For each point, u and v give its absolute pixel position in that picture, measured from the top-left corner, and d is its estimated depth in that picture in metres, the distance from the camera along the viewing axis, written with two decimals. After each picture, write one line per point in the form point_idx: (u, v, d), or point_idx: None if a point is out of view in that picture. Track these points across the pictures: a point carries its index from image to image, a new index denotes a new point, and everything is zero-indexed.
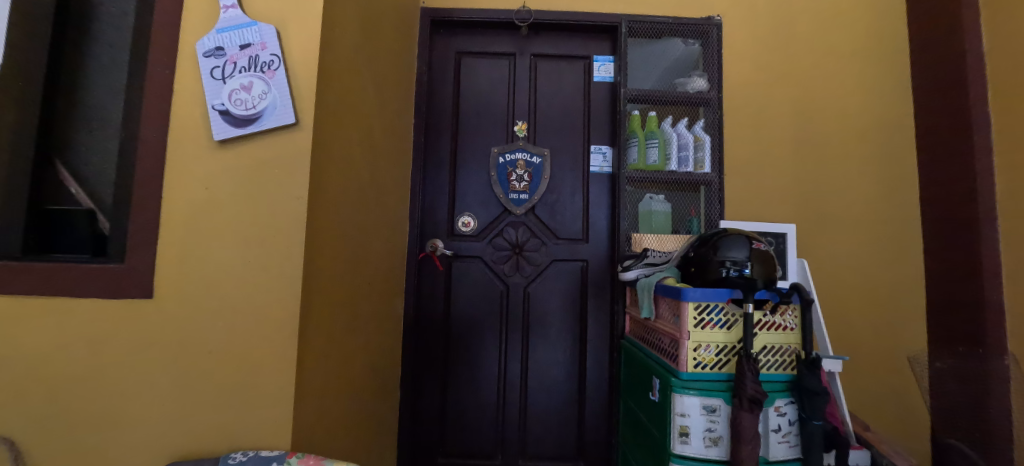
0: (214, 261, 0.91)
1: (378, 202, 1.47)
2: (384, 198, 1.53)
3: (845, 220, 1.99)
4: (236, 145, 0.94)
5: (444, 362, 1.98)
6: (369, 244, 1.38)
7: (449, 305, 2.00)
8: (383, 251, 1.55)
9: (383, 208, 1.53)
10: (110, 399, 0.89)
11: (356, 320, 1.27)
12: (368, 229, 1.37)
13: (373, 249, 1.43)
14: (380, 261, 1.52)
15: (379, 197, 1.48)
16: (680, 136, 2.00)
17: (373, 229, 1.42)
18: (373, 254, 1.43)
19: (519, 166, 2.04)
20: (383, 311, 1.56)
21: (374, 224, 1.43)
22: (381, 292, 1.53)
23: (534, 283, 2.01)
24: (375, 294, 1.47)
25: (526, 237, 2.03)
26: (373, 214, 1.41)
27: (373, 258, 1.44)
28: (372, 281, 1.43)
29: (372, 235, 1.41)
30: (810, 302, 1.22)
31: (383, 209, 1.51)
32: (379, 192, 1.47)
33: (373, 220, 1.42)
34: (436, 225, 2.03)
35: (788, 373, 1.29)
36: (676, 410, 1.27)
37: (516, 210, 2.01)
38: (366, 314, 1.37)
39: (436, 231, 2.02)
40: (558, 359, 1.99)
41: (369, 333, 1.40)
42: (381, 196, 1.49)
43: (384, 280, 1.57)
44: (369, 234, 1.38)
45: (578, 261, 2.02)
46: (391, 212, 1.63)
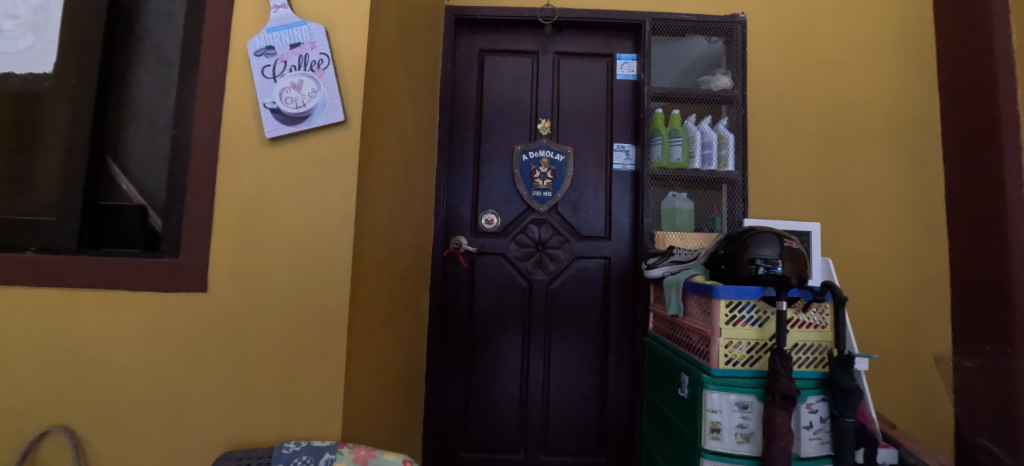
0: (264, 256, 0.94)
1: (410, 200, 1.48)
2: (415, 195, 1.55)
3: (869, 219, 1.98)
4: (286, 143, 0.95)
5: (468, 358, 2.00)
6: (402, 240, 1.40)
7: (472, 302, 2.02)
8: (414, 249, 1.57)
9: (414, 205, 1.55)
10: (165, 390, 0.92)
11: (392, 315, 1.29)
12: (402, 226, 1.39)
13: (405, 246, 1.45)
14: (412, 257, 1.54)
15: (411, 195, 1.50)
16: (703, 134, 2.01)
17: (406, 226, 1.44)
18: (406, 251, 1.45)
19: (542, 164, 2.05)
20: (414, 307, 1.59)
21: (406, 220, 1.45)
22: (412, 286, 1.56)
23: (557, 280, 2.03)
24: (408, 289, 1.49)
25: (549, 234, 2.04)
26: (406, 211, 1.43)
27: (406, 255, 1.46)
28: (405, 277, 1.46)
29: (405, 233, 1.43)
30: (843, 300, 1.23)
31: (414, 208, 1.54)
32: (411, 190, 1.49)
33: (406, 217, 1.44)
34: (460, 222, 2.04)
35: (820, 370, 1.30)
36: (707, 406, 1.28)
37: (540, 208, 2.02)
38: (400, 309, 1.40)
39: (460, 228, 2.04)
40: (581, 356, 2.00)
41: (402, 328, 1.43)
42: (412, 194, 1.51)
43: (415, 276, 1.59)
44: (402, 230, 1.39)
45: (601, 259, 2.03)
46: (421, 209, 1.65)
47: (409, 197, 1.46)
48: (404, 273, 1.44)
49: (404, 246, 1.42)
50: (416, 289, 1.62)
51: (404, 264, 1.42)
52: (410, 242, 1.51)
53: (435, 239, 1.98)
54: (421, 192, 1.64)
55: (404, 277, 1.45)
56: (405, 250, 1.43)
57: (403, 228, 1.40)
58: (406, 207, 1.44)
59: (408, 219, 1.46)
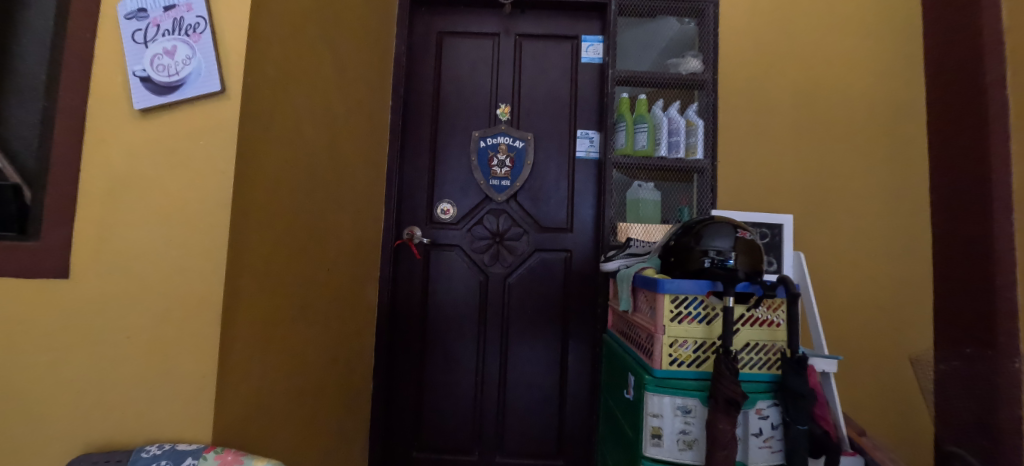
0: (132, 240, 0.85)
1: (341, 186, 1.39)
2: (349, 181, 1.45)
3: (846, 212, 1.87)
4: (157, 115, 0.86)
5: (420, 354, 1.91)
6: (328, 228, 1.31)
7: (426, 295, 1.93)
8: (349, 239, 1.48)
9: (348, 192, 1.45)
10: (20, 386, 0.84)
11: (309, 308, 1.20)
12: (327, 212, 1.30)
13: (333, 234, 1.36)
14: (346, 247, 1.45)
15: (342, 181, 1.40)
16: (671, 121, 1.90)
17: (333, 213, 1.35)
18: (334, 240, 1.36)
19: (501, 151, 1.95)
20: (350, 300, 1.50)
21: (334, 207, 1.35)
22: (346, 278, 1.47)
23: (514, 273, 1.93)
24: (338, 280, 1.40)
25: (507, 225, 1.94)
26: (334, 198, 1.34)
27: (335, 244, 1.37)
28: (334, 268, 1.37)
29: (332, 220, 1.34)
30: (796, 296, 1.11)
31: (347, 194, 1.44)
32: (342, 175, 1.40)
33: (333, 203, 1.35)
34: (415, 213, 1.95)
35: (772, 373, 1.19)
36: (648, 410, 1.18)
37: (497, 198, 1.93)
38: (325, 302, 1.31)
39: (414, 218, 1.95)
40: (539, 354, 1.91)
41: (328, 322, 1.34)
42: (345, 180, 1.42)
43: (351, 267, 1.50)
44: (327, 218, 1.30)
45: (562, 251, 1.93)
46: (360, 196, 1.56)
47: (337, 182, 1.36)
48: (331, 264, 1.35)
49: (330, 235, 1.32)
50: (353, 281, 1.53)
51: (330, 252, 1.33)
52: (342, 230, 1.42)
53: (385, 229, 1.89)
54: (360, 179, 1.55)
55: (333, 268, 1.36)
56: (332, 239, 1.34)
57: (327, 215, 1.30)
58: (334, 193, 1.34)
59: (337, 206, 1.37)
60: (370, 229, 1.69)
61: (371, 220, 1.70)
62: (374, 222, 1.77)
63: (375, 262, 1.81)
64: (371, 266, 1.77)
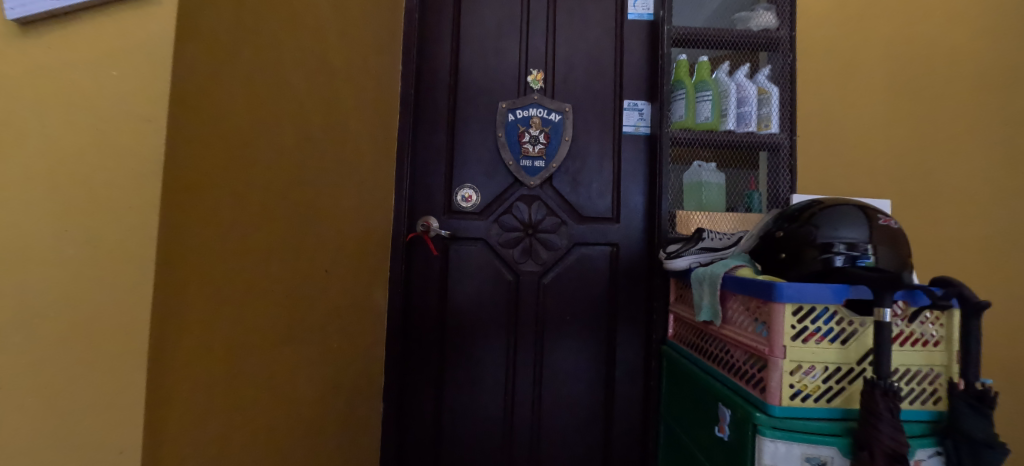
0: (23, 226, 0.56)
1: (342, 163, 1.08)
2: (353, 157, 1.14)
3: (960, 196, 1.51)
4: (57, 34, 0.56)
5: (439, 369, 1.60)
6: (325, 216, 1.00)
7: (444, 299, 1.62)
8: (353, 230, 1.17)
9: (352, 171, 1.14)
10: None
11: (296, 323, 0.89)
12: (323, 195, 0.99)
13: (333, 224, 1.05)
14: (348, 240, 1.14)
15: (343, 157, 1.09)
16: (740, 88, 1.56)
17: (331, 196, 1.03)
18: (333, 231, 1.05)
19: (533, 125, 1.62)
20: (353, 307, 1.19)
21: (332, 189, 1.04)
22: (350, 279, 1.16)
23: (550, 272, 1.61)
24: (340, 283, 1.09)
25: (541, 214, 1.62)
26: (331, 177, 1.03)
27: (335, 237, 1.06)
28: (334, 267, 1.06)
29: (330, 207, 1.03)
30: (980, 307, 0.79)
31: (349, 173, 1.13)
32: (343, 149, 1.08)
33: (331, 184, 1.03)
34: (430, 201, 1.64)
35: (930, 410, 0.88)
36: (762, 462, 0.87)
37: (529, 182, 1.60)
38: (321, 311, 1.00)
39: (428, 207, 1.64)
40: (580, 368, 1.60)
41: (328, 338, 1.04)
42: (346, 155, 1.11)
43: (355, 266, 1.19)
44: (321, 202, 0.98)
45: (607, 245, 1.61)
46: (365, 177, 1.25)
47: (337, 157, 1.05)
48: (330, 262, 1.03)
49: (326, 225, 1.01)
50: (361, 282, 1.23)
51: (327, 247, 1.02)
52: (344, 219, 1.10)
53: (394, 220, 1.58)
54: (366, 156, 1.25)
55: (331, 267, 1.04)
56: (330, 230, 1.03)
57: (324, 198, 1.00)
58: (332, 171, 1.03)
59: (337, 188, 1.06)
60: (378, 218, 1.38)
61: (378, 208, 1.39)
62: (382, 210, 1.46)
63: (383, 259, 1.50)
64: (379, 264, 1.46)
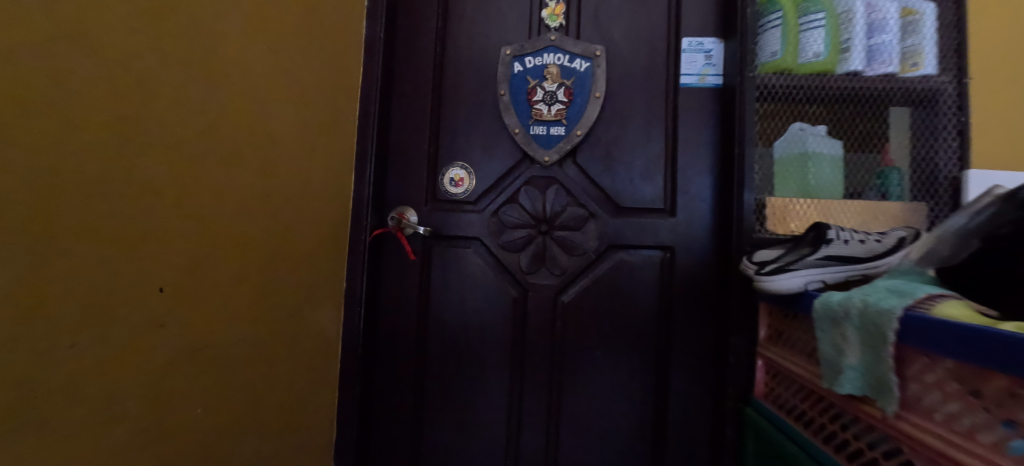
0: None
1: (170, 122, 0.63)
2: (214, 111, 0.70)
3: None
4: None
5: (417, 420, 1.16)
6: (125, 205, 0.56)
7: (424, 320, 1.17)
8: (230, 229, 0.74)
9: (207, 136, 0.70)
10: None
11: (50, 407, 0.45)
12: (128, 166, 0.55)
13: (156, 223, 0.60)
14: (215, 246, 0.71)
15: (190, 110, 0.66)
16: (870, 7, 0.98)
17: (159, 166, 0.60)
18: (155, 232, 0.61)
19: (549, 77, 1.13)
20: (237, 347, 0.77)
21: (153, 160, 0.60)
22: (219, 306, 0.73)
23: (572, 288, 1.12)
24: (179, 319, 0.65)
25: (560, 204, 1.13)
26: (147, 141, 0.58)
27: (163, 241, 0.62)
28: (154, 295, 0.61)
29: (154, 191, 0.59)
30: None
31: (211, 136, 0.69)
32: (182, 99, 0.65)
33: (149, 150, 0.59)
34: (407, 186, 1.19)
35: None
36: None
37: (543, 158, 1.12)
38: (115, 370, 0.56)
39: (404, 194, 1.19)
40: (616, 428, 1.10)
41: (147, 414, 0.60)
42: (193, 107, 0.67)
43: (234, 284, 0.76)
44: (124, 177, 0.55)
45: (656, 250, 1.10)
46: (265, 146, 0.81)
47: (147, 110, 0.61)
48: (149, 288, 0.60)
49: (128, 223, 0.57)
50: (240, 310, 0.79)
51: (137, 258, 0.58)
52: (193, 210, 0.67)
53: (354, 211, 1.12)
54: (257, 112, 0.80)
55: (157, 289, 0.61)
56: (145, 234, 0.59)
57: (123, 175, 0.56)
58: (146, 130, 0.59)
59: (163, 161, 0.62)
60: (302, 208, 0.94)
61: (311, 193, 0.96)
62: (329, 198, 1.03)
63: (336, 266, 1.07)
64: (327, 274, 1.03)
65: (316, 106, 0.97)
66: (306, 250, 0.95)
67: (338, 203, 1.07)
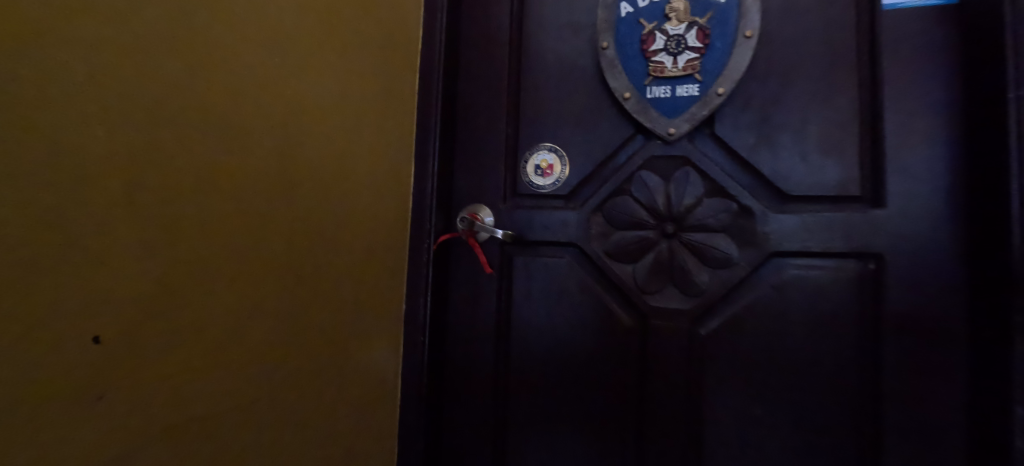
0: None
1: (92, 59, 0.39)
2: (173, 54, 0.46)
3: None
4: None
5: None
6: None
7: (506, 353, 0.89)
8: (212, 233, 0.51)
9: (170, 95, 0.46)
10: None
11: None
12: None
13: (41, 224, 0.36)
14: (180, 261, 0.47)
15: (124, 49, 0.42)
16: None
17: (57, 140, 0.36)
18: (45, 241, 0.36)
19: (672, 15, 0.80)
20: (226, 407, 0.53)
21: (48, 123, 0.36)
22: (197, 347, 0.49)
23: (715, 314, 0.78)
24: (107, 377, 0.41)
25: (693, 195, 0.79)
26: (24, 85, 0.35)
27: (69, 254, 0.38)
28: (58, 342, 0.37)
29: (39, 175, 0.36)
30: None
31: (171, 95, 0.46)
32: (117, 27, 0.41)
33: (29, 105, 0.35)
34: (481, 178, 0.92)
35: None
36: None
37: (666, 130, 0.80)
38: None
39: (477, 188, 0.92)
40: None
41: None
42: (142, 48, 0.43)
43: (225, 313, 0.52)
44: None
45: (852, 255, 0.73)
46: (265, 117, 0.57)
47: (59, 37, 0.37)
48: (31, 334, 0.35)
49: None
50: (242, 350, 0.55)
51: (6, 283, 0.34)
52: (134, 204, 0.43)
53: (414, 211, 0.88)
54: (256, 68, 0.56)
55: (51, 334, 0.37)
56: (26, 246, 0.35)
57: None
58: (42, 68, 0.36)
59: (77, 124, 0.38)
60: (338, 207, 0.70)
61: (347, 187, 0.72)
62: (378, 195, 0.79)
63: (391, 282, 0.82)
64: (376, 293, 0.79)
65: (351, 70, 0.73)
66: (345, 263, 0.71)
67: (393, 201, 0.83)
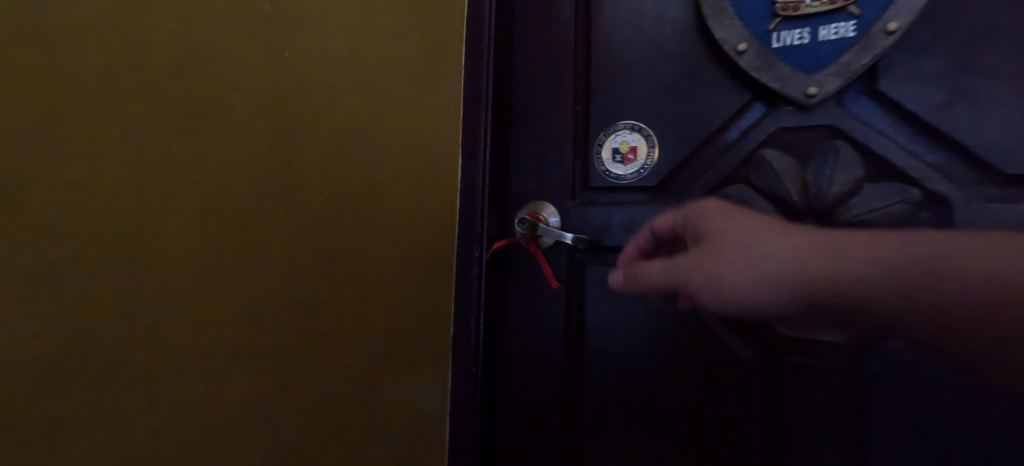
0: None
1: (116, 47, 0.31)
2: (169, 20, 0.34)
3: None
4: None
5: None
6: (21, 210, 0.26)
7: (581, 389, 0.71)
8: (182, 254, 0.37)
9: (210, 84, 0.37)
10: None
11: None
12: None
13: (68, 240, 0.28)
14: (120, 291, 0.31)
15: None
16: None
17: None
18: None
19: None
20: None
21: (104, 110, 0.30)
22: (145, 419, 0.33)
23: (885, 351, 0.54)
24: None
25: (845, 182, 0.56)
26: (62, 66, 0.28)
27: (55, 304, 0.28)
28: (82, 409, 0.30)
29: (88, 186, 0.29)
30: None
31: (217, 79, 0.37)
32: None
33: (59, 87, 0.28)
34: (543, 169, 0.74)
35: None
36: None
37: (803, 91, 0.57)
38: None
39: (538, 182, 0.74)
40: None
41: None
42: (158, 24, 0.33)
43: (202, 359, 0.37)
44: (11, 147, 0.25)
45: None
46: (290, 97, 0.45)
47: None
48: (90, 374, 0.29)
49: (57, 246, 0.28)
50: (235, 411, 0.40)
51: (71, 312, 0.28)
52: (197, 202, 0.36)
53: (463, 212, 0.72)
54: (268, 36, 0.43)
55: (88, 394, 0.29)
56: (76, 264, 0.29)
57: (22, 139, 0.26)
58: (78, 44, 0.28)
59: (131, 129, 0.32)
60: (363, 212, 0.56)
61: (374, 186, 0.58)
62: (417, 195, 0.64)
63: (435, 300, 0.67)
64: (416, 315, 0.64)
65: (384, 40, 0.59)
66: (378, 280, 0.58)
67: (436, 200, 0.68)
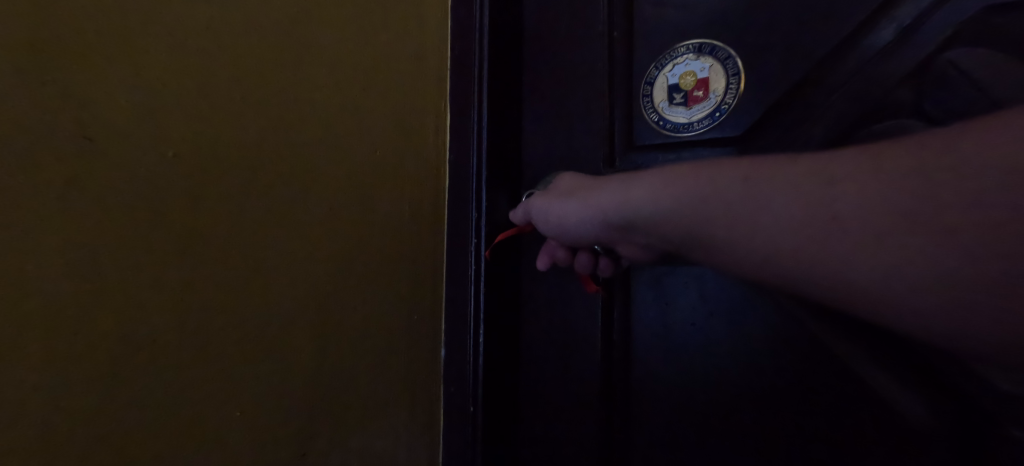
0: None
1: None
2: None
3: None
4: None
5: None
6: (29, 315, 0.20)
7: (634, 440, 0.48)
8: None
9: None
10: None
11: None
12: None
13: None
14: None
15: None
16: None
17: None
18: None
19: None
20: None
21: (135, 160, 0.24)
22: None
23: None
24: None
25: None
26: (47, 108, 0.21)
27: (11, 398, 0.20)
28: None
29: None
30: None
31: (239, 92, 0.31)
32: None
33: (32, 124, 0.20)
34: (560, 124, 0.51)
35: None
36: None
37: None
38: None
39: (554, 142, 0.52)
40: None
41: None
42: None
43: None
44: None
45: None
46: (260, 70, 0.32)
47: None
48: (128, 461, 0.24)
49: None
50: None
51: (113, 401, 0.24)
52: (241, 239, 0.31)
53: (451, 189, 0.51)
54: None
55: None
56: (31, 332, 0.21)
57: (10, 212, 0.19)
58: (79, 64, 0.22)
59: None
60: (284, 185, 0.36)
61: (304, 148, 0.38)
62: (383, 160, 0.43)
63: (415, 318, 0.47)
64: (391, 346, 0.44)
65: None
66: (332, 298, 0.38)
67: (414, 175, 0.47)
